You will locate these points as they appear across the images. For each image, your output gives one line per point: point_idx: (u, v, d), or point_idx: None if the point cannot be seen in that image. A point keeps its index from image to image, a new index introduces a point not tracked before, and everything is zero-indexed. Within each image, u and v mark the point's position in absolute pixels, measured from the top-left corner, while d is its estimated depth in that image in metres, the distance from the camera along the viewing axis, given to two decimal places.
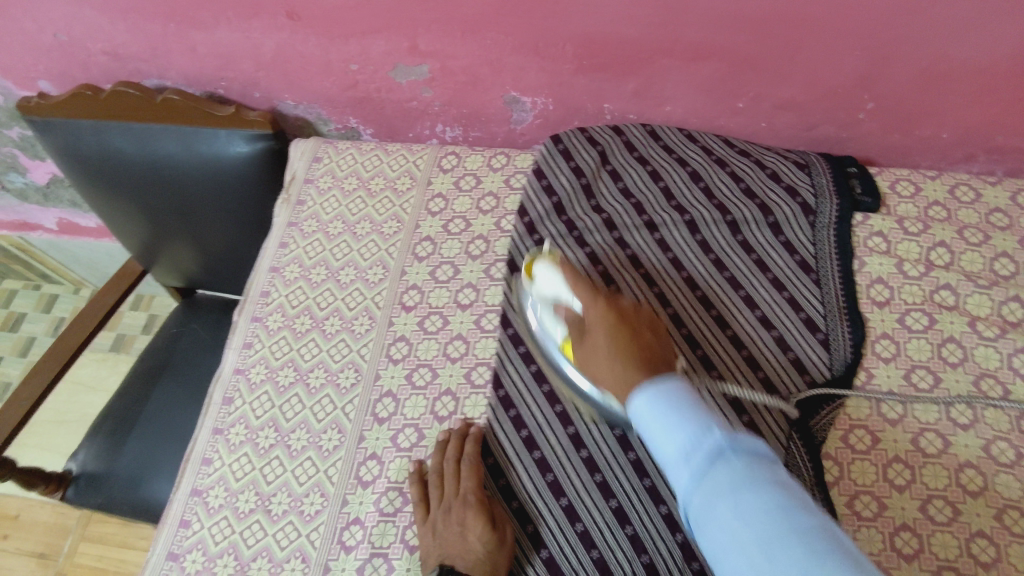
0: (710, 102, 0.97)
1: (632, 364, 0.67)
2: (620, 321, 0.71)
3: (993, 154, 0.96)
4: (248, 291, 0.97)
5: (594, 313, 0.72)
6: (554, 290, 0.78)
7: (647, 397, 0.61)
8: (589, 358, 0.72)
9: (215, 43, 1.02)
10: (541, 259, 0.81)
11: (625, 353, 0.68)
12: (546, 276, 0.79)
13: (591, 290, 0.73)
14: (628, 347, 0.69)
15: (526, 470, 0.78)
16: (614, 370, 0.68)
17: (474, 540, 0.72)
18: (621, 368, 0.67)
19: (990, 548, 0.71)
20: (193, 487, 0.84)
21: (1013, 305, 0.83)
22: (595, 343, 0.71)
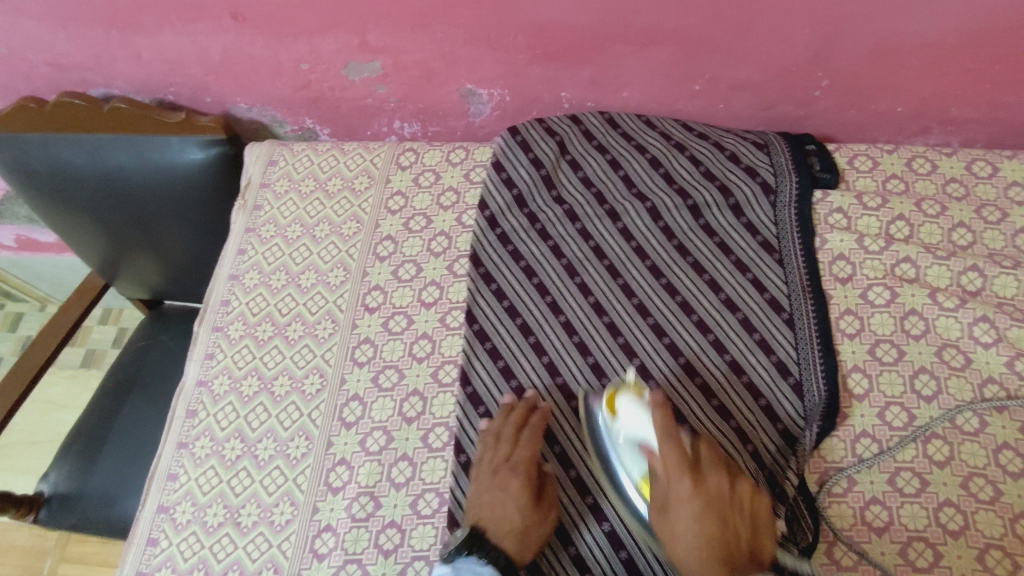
0: (667, 86, 0.96)
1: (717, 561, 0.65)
2: (713, 500, 0.67)
3: (947, 125, 0.96)
4: (207, 301, 0.95)
5: (682, 487, 0.68)
6: (642, 437, 0.72)
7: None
8: (670, 530, 0.68)
9: (160, 48, 0.99)
10: (625, 394, 0.74)
11: (718, 556, 0.65)
12: (631, 413, 0.73)
13: (683, 468, 0.69)
14: (715, 540, 0.66)
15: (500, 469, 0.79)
16: (693, 555, 0.66)
17: (509, 509, 0.72)
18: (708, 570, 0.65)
19: (958, 516, 0.71)
20: (159, 503, 0.82)
21: (973, 274, 0.83)
22: (682, 527, 0.67)
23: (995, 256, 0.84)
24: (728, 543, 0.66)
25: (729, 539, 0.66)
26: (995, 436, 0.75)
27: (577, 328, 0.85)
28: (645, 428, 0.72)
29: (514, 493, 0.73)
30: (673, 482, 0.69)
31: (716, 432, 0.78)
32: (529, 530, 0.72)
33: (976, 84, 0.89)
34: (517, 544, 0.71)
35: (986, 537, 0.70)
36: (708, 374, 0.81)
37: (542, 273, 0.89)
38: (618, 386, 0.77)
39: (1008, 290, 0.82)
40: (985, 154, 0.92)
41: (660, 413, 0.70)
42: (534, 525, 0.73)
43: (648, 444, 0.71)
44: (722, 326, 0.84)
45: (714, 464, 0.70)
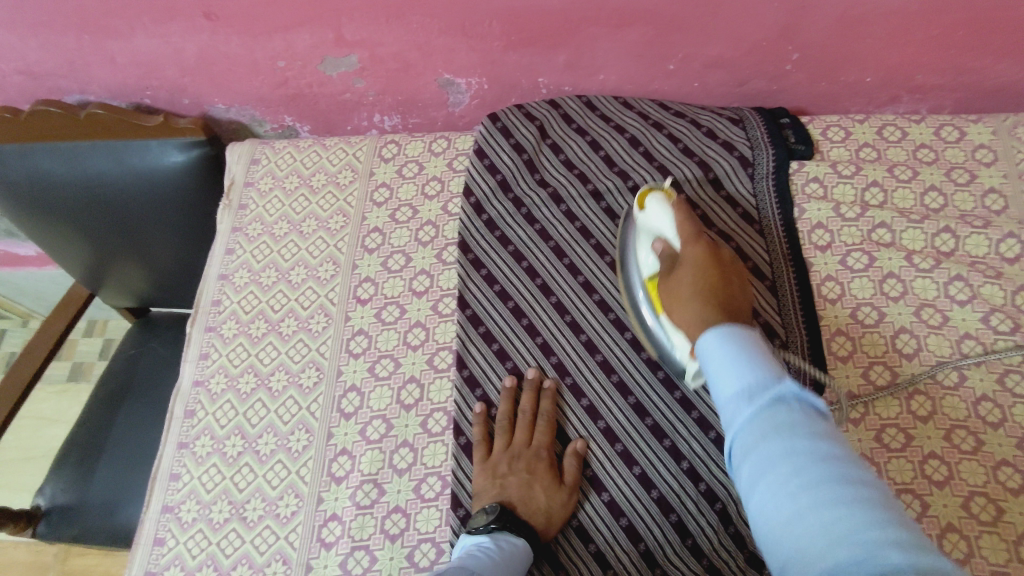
0: (642, 67, 0.98)
1: (710, 305, 0.65)
2: (712, 264, 0.69)
3: (914, 93, 0.99)
4: (198, 302, 0.95)
5: (688, 249, 0.71)
6: (662, 228, 0.75)
7: (717, 335, 0.58)
8: (671, 282, 0.71)
9: (134, 51, 0.99)
10: (656, 192, 0.78)
11: (704, 296, 0.66)
12: (656, 212, 0.76)
13: (697, 234, 0.71)
14: (711, 284, 0.67)
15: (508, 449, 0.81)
16: (688, 306, 0.67)
17: (536, 489, 0.75)
18: (696, 310, 0.66)
19: (942, 467, 0.74)
20: (163, 504, 0.82)
21: (945, 236, 0.86)
22: (677, 277, 0.70)
23: (967, 217, 0.87)
24: (717, 288, 0.67)
25: (718, 283, 0.67)
26: (973, 388, 0.78)
27: (568, 308, 0.86)
28: (666, 223, 0.75)
29: (539, 476, 0.76)
30: (683, 247, 0.72)
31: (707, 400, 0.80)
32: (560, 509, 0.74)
33: (940, 51, 0.92)
34: (547, 522, 0.74)
35: (970, 485, 0.73)
36: None
37: (531, 256, 0.91)
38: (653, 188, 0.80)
39: (980, 248, 0.85)
40: (952, 120, 0.94)
41: (684, 216, 0.73)
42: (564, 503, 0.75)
43: (664, 228, 0.75)
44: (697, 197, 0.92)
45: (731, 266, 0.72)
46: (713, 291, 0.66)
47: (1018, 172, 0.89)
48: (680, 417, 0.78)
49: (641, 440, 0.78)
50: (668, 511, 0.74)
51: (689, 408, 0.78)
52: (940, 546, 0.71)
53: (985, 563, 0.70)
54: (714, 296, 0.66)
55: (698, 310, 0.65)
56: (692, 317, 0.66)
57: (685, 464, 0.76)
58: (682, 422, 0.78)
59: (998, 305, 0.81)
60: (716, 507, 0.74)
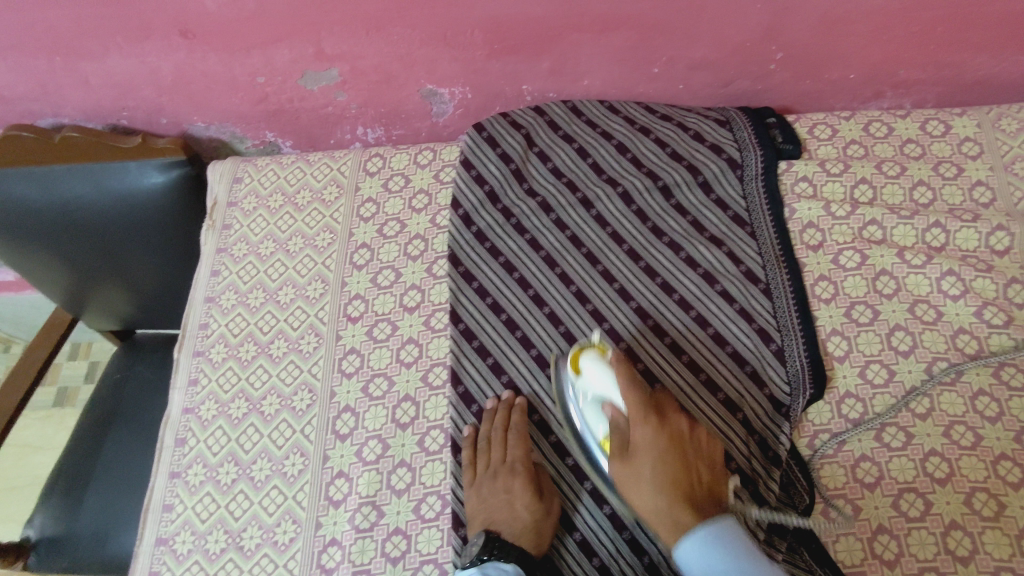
0: (626, 71, 0.97)
1: (683, 505, 0.64)
2: (670, 457, 0.68)
3: (898, 88, 0.99)
4: (185, 326, 0.93)
5: (640, 431, 0.69)
6: (602, 387, 0.73)
7: (705, 539, 0.60)
8: (627, 482, 0.68)
9: (109, 72, 0.97)
10: (589, 350, 0.75)
11: (675, 495, 0.65)
12: (594, 370, 0.73)
13: (641, 412, 0.70)
14: (676, 481, 0.66)
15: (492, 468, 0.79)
16: (656, 501, 0.65)
17: (519, 506, 0.73)
18: (670, 514, 0.64)
19: (943, 464, 0.74)
20: (157, 536, 0.81)
21: (936, 231, 0.86)
22: (635, 477, 0.68)
23: (956, 210, 0.87)
24: (689, 493, 0.65)
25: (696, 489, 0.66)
26: (971, 384, 0.78)
27: (562, 318, 0.86)
28: (607, 383, 0.72)
29: (520, 493, 0.74)
30: (634, 429, 0.70)
31: (706, 405, 0.80)
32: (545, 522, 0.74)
33: (923, 46, 0.92)
34: (537, 538, 0.73)
35: (972, 481, 0.73)
36: (694, 350, 0.83)
37: (522, 267, 0.90)
38: (581, 346, 0.78)
39: (970, 242, 0.85)
40: (937, 114, 0.95)
41: (624, 376, 0.72)
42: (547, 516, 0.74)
43: (603, 391, 0.72)
44: (635, 337, 0.84)
45: (659, 411, 0.72)
46: (687, 505, 0.64)
47: (1004, 164, 0.89)
48: None
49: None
50: None
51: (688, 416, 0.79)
52: (944, 545, 0.70)
53: (989, 559, 0.69)
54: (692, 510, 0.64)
55: (680, 528, 0.63)
56: (665, 519, 0.64)
57: None
58: None
59: (991, 299, 0.81)
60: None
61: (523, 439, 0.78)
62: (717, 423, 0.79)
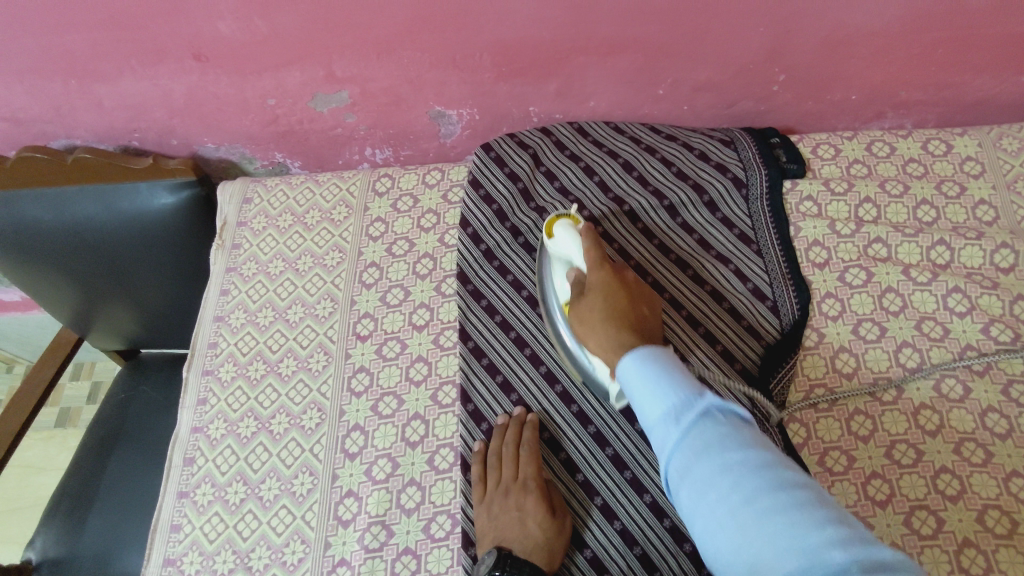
0: (632, 92, 0.99)
1: (624, 334, 0.66)
2: (616, 286, 0.70)
3: (899, 108, 1.01)
4: (194, 345, 0.93)
5: (594, 276, 0.71)
6: (569, 252, 0.75)
7: (635, 359, 0.60)
8: (576, 310, 0.72)
9: (122, 94, 0.98)
10: (562, 219, 0.77)
11: (616, 323, 0.68)
12: (563, 238, 0.75)
13: (598, 255, 0.72)
14: (621, 313, 0.68)
15: None
16: (599, 331, 0.68)
17: (532, 523, 0.72)
18: (613, 347, 0.66)
19: (955, 481, 0.74)
20: (165, 557, 0.80)
21: (941, 248, 0.87)
22: (584, 305, 0.71)
23: (960, 228, 0.88)
24: (631, 321, 0.68)
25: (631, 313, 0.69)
26: (979, 400, 0.78)
27: None
28: (574, 249, 0.74)
29: (532, 510, 0.73)
30: (588, 271, 0.72)
31: None
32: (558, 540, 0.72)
33: (923, 67, 0.93)
34: (550, 556, 0.71)
35: (983, 499, 0.73)
36: (703, 366, 0.84)
37: (531, 284, 0.90)
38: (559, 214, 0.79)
39: (975, 260, 0.86)
40: (938, 134, 0.96)
41: (590, 240, 0.73)
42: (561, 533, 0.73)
43: (573, 254, 0.75)
44: (607, 219, 0.94)
45: (620, 267, 0.73)
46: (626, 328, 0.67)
47: (1006, 183, 0.91)
48: None
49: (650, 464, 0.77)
50: (682, 539, 0.73)
51: None
52: (958, 563, 0.70)
53: None
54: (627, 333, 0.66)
55: (622, 373, 0.64)
56: (607, 341, 0.67)
57: None
58: None
59: (997, 316, 0.82)
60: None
61: (533, 455, 0.77)
62: None
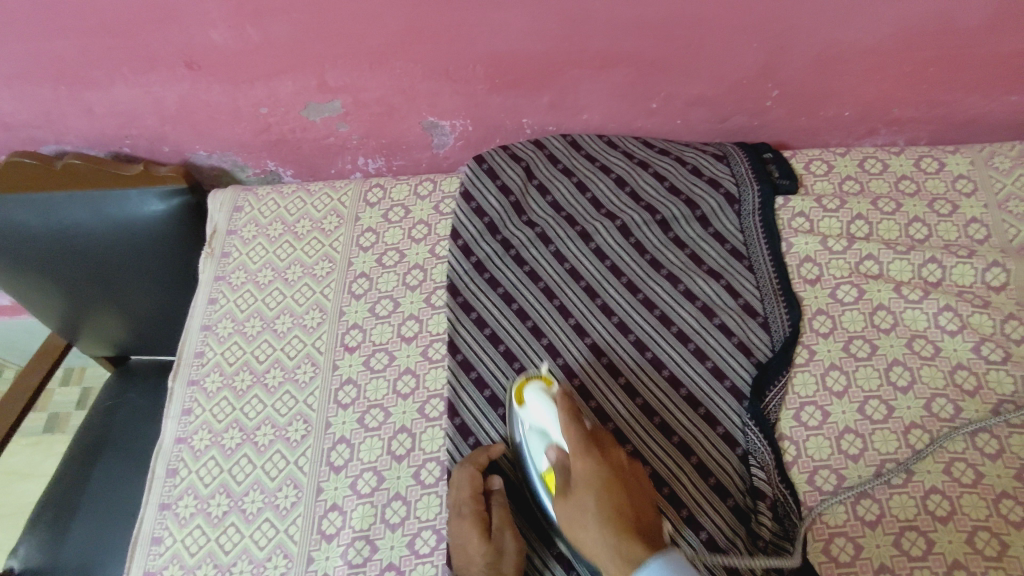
0: (625, 106, 0.99)
1: (626, 533, 0.62)
2: (614, 480, 0.66)
3: (892, 125, 1.01)
4: (180, 354, 0.92)
5: (579, 467, 0.66)
6: (548, 429, 0.71)
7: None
8: (573, 524, 0.65)
9: (113, 101, 0.98)
10: (535, 381, 0.75)
11: (610, 513, 0.63)
12: (537, 404, 0.72)
13: (584, 443, 0.67)
14: (621, 512, 0.64)
15: None
16: (597, 537, 0.63)
17: (477, 553, 0.70)
18: (616, 544, 0.61)
19: (944, 501, 0.73)
20: (144, 570, 0.79)
21: (932, 266, 0.86)
22: (578, 503, 0.65)
23: (952, 247, 0.88)
24: (631, 521, 0.63)
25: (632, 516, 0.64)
26: (970, 420, 0.78)
27: (560, 351, 0.86)
28: (548, 413, 0.71)
29: (477, 540, 0.70)
30: (570, 447, 0.68)
31: (705, 439, 0.80)
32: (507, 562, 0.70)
33: (916, 85, 0.93)
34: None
35: (973, 520, 0.72)
36: (692, 383, 0.83)
37: (521, 298, 0.90)
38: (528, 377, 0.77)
39: (966, 278, 0.85)
40: (931, 152, 0.96)
41: (565, 403, 0.70)
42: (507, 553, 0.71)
43: (545, 415, 0.71)
44: (585, 371, 0.85)
45: (603, 446, 0.69)
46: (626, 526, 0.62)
47: (997, 202, 0.90)
48: (679, 461, 0.79)
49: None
50: None
51: (688, 452, 0.79)
52: None
53: None
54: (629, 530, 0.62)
55: (625, 560, 0.60)
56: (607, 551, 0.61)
57: (685, 511, 0.76)
58: (681, 466, 0.78)
59: (988, 335, 0.82)
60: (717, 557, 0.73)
61: (466, 479, 0.74)
62: (716, 459, 0.79)
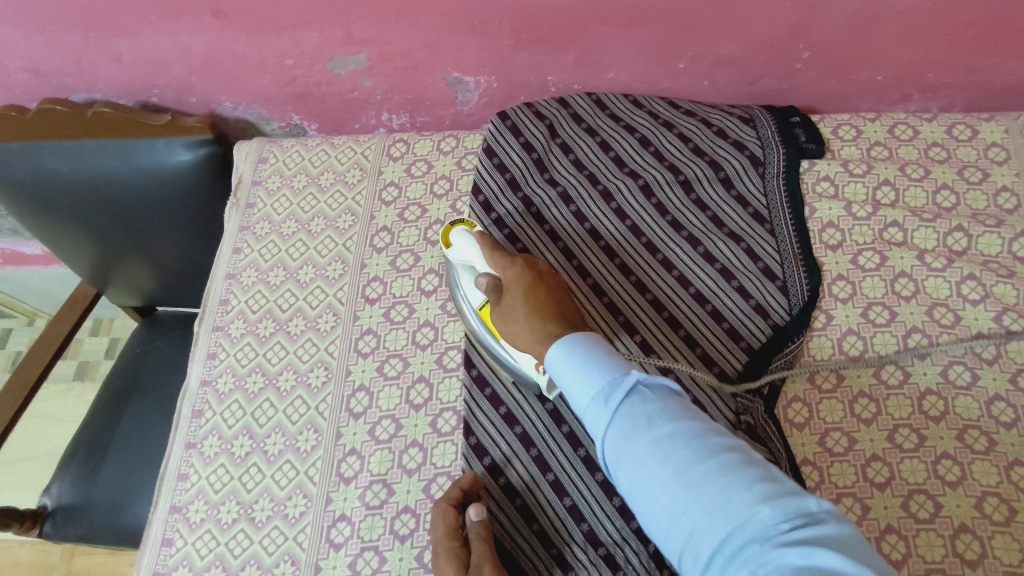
0: (652, 65, 0.97)
1: (547, 320, 0.70)
2: (536, 283, 0.73)
3: (926, 91, 0.98)
4: (205, 301, 0.94)
5: (514, 270, 0.74)
6: (467, 254, 0.80)
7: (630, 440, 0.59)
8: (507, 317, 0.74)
9: (142, 49, 0.99)
10: (457, 227, 0.82)
11: (543, 315, 0.71)
12: (462, 242, 0.80)
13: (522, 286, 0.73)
14: (544, 305, 0.71)
15: (496, 433, 0.79)
16: (523, 322, 0.71)
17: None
18: (540, 325, 0.70)
19: (955, 467, 0.74)
20: (171, 504, 0.81)
21: (958, 235, 0.85)
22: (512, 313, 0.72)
23: (979, 215, 0.87)
24: (549, 304, 0.72)
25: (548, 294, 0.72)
26: (987, 389, 0.78)
27: (578, 311, 0.87)
28: (471, 250, 0.79)
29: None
30: (500, 270, 0.75)
31: (720, 398, 0.80)
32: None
33: (952, 49, 0.91)
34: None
35: (983, 485, 0.73)
36: (708, 343, 0.84)
37: (540, 256, 0.91)
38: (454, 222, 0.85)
39: (993, 248, 0.84)
40: (964, 118, 0.94)
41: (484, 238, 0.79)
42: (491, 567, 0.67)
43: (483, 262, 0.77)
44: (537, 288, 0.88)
45: (533, 268, 0.75)
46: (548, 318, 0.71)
47: None
48: None
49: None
50: None
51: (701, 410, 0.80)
52: (953, 547, 0.70)
53: (997, 564, 0.69)
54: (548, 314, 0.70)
55: (547, 334, 0.69)
56: (535, 338, 0.70)
57: None
58: None
59: (1011, 305, 0.81)
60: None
61: (443, 517, 0.72)
62: (731, 419, 0.79)
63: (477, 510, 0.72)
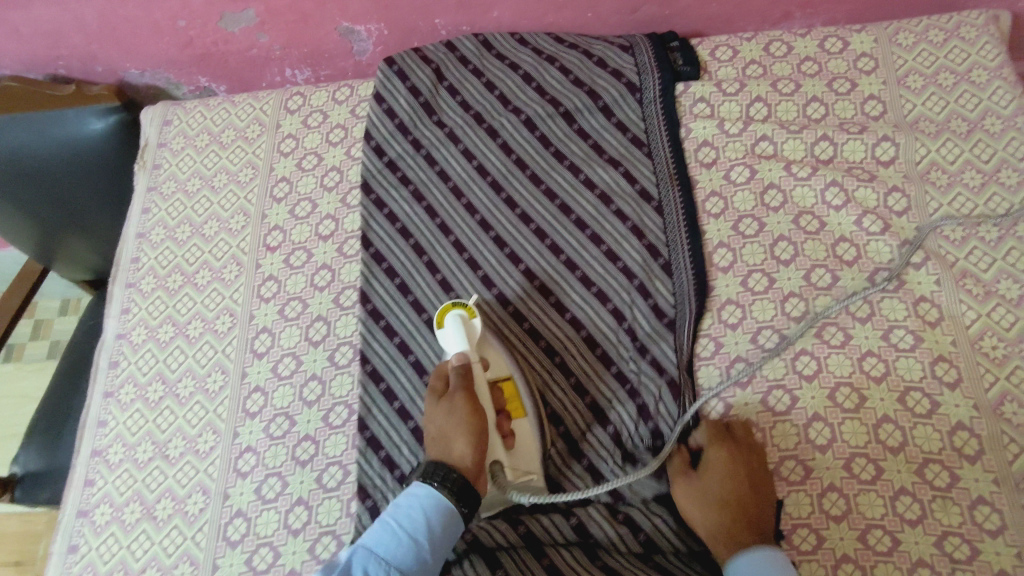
0: (532, 1, 0.99)
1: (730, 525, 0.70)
2: (740, 468, 0.72)
3: (806, 8, 1.00)
4: (118, 260, 0.99)
5: (713, 455, 0.73)
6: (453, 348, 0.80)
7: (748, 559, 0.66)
8: (690, 501, 0.73)
9: (36, 20, 1.01)
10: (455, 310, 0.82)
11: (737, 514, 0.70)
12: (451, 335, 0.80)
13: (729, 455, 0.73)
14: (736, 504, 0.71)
15: (400, 372, 0.84)
16: (710, 516, 0.71)
17: (442, 432, 0.74)
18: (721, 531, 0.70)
19: (812, 361, 0.79)
20: (93, 448, 0.87)
21: (824, 144, 0.89)
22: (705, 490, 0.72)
23: (846, 124, 0.90)
24: (738, 501, 0.71)
25: (736, 491, 0.71)
26: (847, 287, 0.81)
27: (466, 245, 0.90)
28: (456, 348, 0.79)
29: (438, 417, 0.75)
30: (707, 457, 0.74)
31: (597, 316, 0.84)
32: (460, 460, 0.72)
33: None
34: (477, 469, 0.72)
35: (837, 376, 0.78)
36: (588, 266, 0.87)
37: (430, 196, 0.94)
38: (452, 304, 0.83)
39: (857, 154, 0.88)
40: (837, 31, 0.96)
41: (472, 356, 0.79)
42: (465, 439, 0.73)
43: (458, 346, 0.79)
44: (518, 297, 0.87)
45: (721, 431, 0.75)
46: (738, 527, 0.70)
47: (897, 79, 0.91)
48: (569, 335, 0.84)
49: (561, 396, 0.81)
50: (556, 424, 0.80)
51: (578, 327, 0.84)
52: (806, 434, 0.76)
53: (845, 446, 0.75)
54: (740, 522, 0.70)
55: (732, 540, 0.69)
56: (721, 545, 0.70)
57: (573, 378, 0.82)
58: (571, 340, 0.84)
59: (872, 207, 0.85)
60: (601, 420, 0.80)
61: (436, 415, 0.76)
62: (606, 333, 0.84)
63: (457, 354, 0.79)
